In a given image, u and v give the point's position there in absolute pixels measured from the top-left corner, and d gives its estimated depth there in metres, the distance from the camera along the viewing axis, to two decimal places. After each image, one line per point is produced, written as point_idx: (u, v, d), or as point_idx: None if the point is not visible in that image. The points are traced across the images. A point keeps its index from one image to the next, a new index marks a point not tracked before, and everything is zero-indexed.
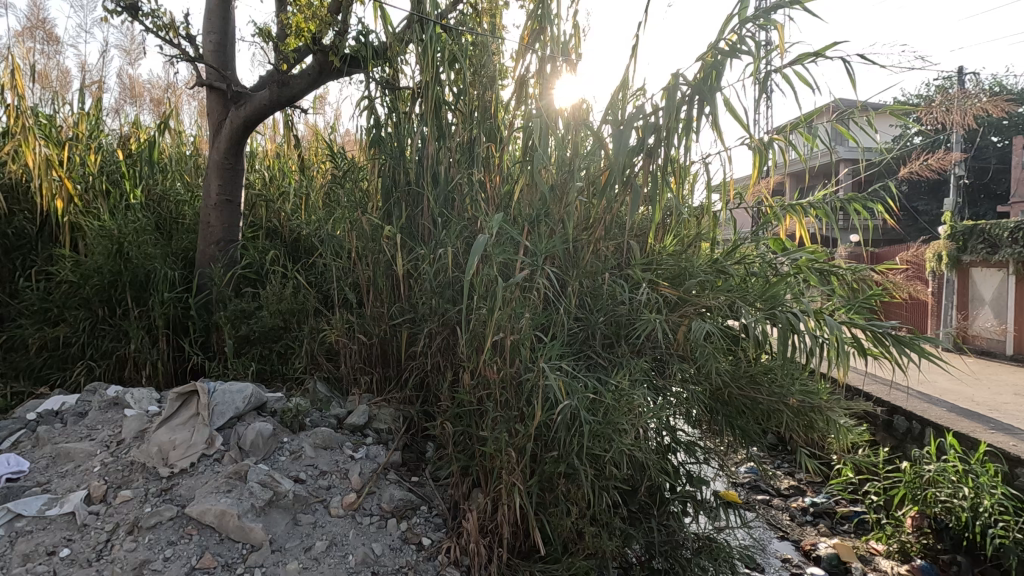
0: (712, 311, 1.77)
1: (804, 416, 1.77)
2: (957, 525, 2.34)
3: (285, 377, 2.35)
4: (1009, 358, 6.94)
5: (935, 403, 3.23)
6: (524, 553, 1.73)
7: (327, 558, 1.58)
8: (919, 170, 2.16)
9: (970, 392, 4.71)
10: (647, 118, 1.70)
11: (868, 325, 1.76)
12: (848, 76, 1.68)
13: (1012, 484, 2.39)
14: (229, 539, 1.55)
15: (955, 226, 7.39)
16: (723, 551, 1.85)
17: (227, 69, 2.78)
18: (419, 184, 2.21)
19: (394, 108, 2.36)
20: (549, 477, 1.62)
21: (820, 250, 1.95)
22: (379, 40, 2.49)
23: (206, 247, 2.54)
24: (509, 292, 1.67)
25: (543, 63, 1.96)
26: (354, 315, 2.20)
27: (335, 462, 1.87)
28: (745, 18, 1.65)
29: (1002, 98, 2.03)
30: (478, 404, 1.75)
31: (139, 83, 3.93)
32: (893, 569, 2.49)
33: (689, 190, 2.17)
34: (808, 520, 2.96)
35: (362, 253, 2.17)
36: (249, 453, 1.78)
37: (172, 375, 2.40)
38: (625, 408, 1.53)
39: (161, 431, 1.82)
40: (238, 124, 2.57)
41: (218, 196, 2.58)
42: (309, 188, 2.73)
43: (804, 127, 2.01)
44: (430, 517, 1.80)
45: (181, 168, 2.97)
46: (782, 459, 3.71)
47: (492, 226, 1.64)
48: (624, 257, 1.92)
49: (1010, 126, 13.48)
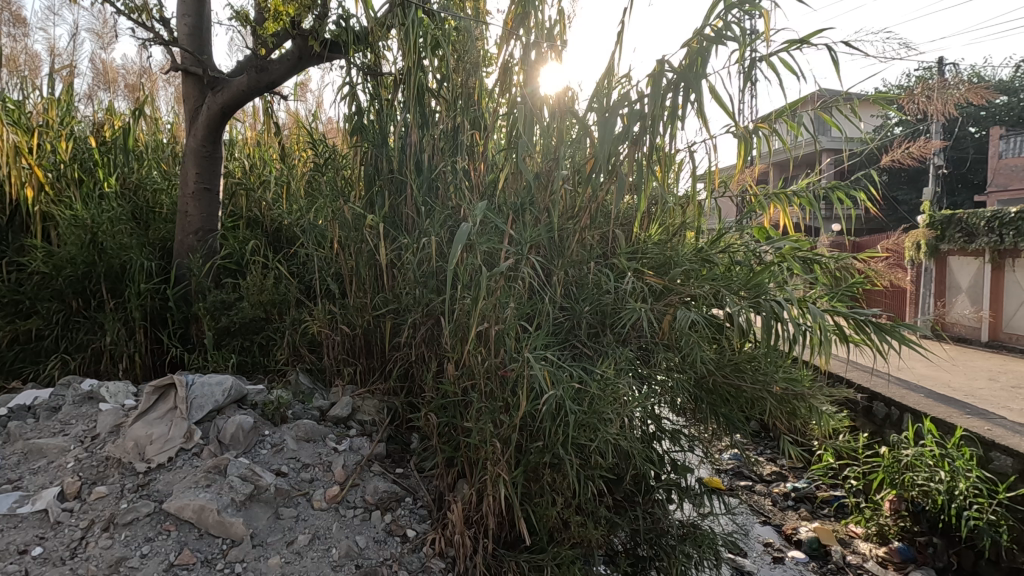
0: (697, 299, 1.78)
1: (787, 403, 1.80)
2: (933, 508, 2.40)
3: (266, 369, 2.30)
4: (984, 345, 7.12)
5: (914, 389, 3.28)
6: (509, 543, 1.72)
7: (310, 552, 1.57)
8: (901, 158, 2.15)
9: (947, 378, 4.84)
10: (632, 106, 1.66)
11: (850, 313, 1.77)
12: (834, 63, 1.67)
13: (988, 467, 2.44)
14: (209, 534, 1.53)
15: (934, 216, 7.58)
16: (707, 538, 1.84)
17: (204, 54, 2.68)
18: (402, 173, 2.17)
19: (375, 95, 2.32)
20: (534, 467, 1.61)
21: (804, 240, 1.97)
22: (360, 24, 2.41)
23: (184, 237, 2.47)
24: (494, 282, 1.65)
25: (527, 50, 1.91)
26: (336, 305, 2.16)
27: (319, 455, 1.84)
28: (731, 4, 1.63)
29: (981, 87, 2.03)
30: (462, 395, 1.73)
31: (113, 68, 3.81)
32: (871, 551, 2.52)
33: (674, 178, 2.16)
34: (789, 505, 3.00)
35: (345, 243, 2.11)
36: (229, 446, 1.75)
37: (151, 368, 2.34)
38: (610, 398, 1.53)
39: (138, 425, 1.78)
40: (215, 110, 2.48)
41: (195, 184, 2.50)
42: (291, 177, 2.68)
43: (787, 115, 1.96)
44: (415, 509, 1.80)
45: (157, 156, 2.89)
46: (765, 446, 3.77)
47: (476, 215, 1.61)
48: (610, 246, 1.91)
49: (987, 116, 13.79)
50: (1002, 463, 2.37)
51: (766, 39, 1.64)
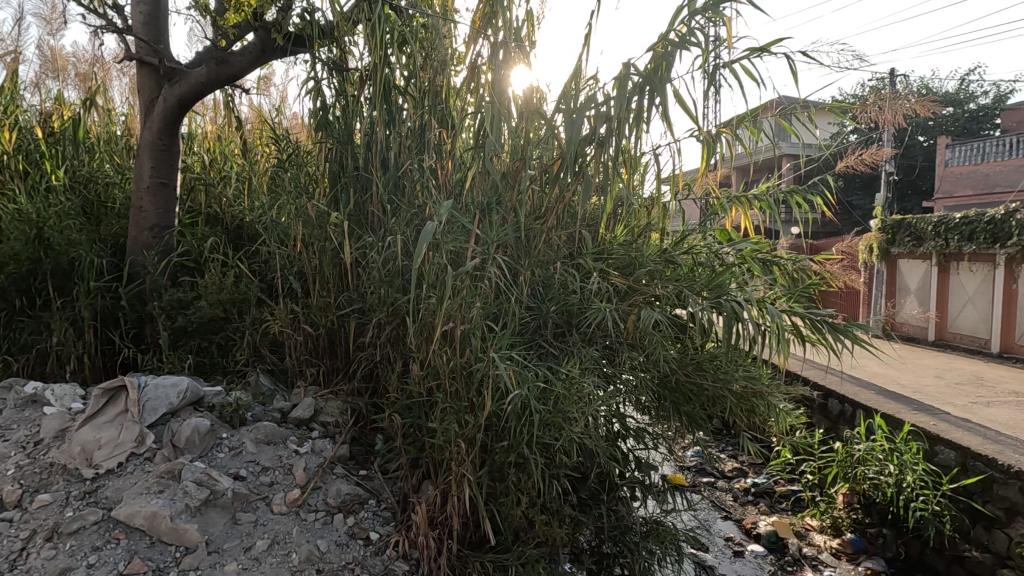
0: (661, 300, 1.81)
1: (746, 401, 1.84)
2: (883, 500, 2.51)
3: (225, 370, 2.24)
4: (931, 344, 7.47)
5: (866, 386, 3.42)
6: (474, 544, 1.72)
7: (269, 557, 1.53)
8: (854, 164, 2.24)
9: (896, 375, 5.07)
10: (599, 107, 1.68)
11: (806, 313, 1.82)
12: (792, 72, 1.72)
13: (932, 460, 2.56)
14: (161, 542, 1.47)
15: (886, 221, 7.94)
16: (669, 535, 1.87)
17: (160, 44, 2.58)
18: (368, 170, 2.13)
19: (341, 91, 2.28)
20: (499, 467, 1.61)
21: (763, 242, 2.03)
22: (326, 18, 2.37)
23: (138, 233, 2.37)
24: (460, 281, 1.64)
25: (495, 50, 1.90)
26: (299, 305, 2.11)
27: (279, 458, 1.80)
28: (694, 10, 1.66)
29: (928, 98, 2.13)
30: (427, 395, 1.71)
31: (62, 56, 3.63)
32: (826, 543, 2.61)
33: (639, 181, 2.20)
34: (749, 500, 3.08)
35: (308, 241, 2.06)
36: (184, 450, 1.70)
37: (101, 369, 2.24)
38: (575, 397, 1.54)
39: (85, 429, 1.70)
40: (172, 103, 2.38)
41: (151, 178, 2.41)
42: (252, 172, 2.61)
43: (749, 121, 2.01)
44: (378, 512, 1.77)
45: (110, 149, 2.76)
46: (726, 443, 3.86)
47: (441, 213, 1.60)
48: (577, 247, 1.93)
49: (934, 126, 14.49)
50: (946, 456, 2.49)
51: (729, 46, 1.68)
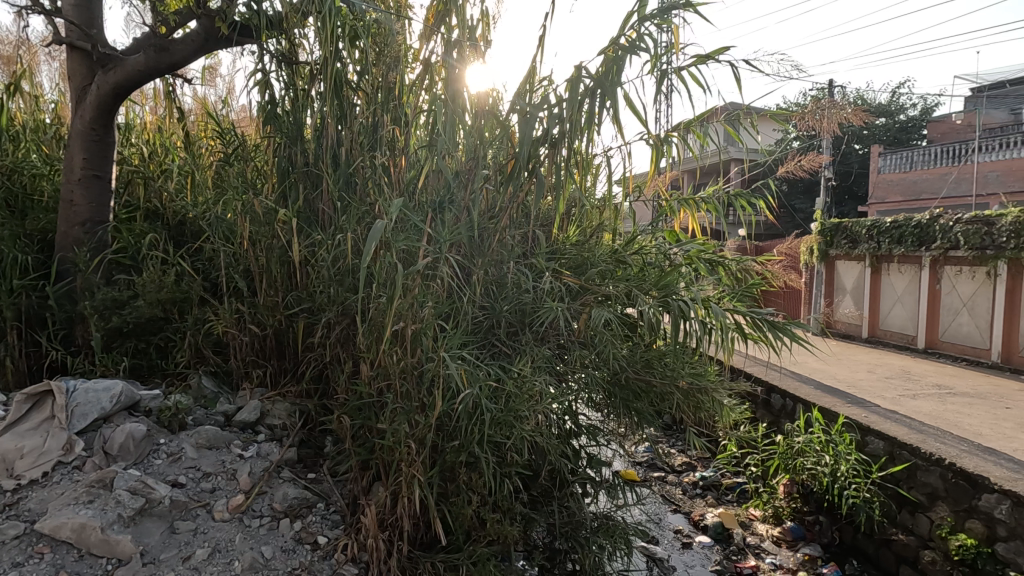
0: (611, 299, 1.85)
1: (693, 397, 1.90)
2: (820, 489, 2.64)
3: (165, 373, 2.14)
4: (865, 340, 7.91)
5: (805, 381, 3.59)
6: (425, 545, 1.71)
7: (209, 566, 1.47)
8: (794, 170, 2.34)
9: (833, 371, 5.35)
10: (551, 109, 1.70)
11: (749, 312, 1.90)
12: (737, 80, 1.79)
13: (864, 450, 2.72)
14: (90, 555, 1.39)
15: (824, 224, 8.36)
16: (619, 529, 1.91)
17: (93, 28, 2.44)
18: (318, 166, 2.08)
19: (290, 84, 2.22)
20: (450, 467, 1.60)
21: (710, 243, 2.09)
22: (274, 9, 2.29)
23: (68, 228, 2.23)
24: (411, 280, 1.62)
25: (448, 48, 1.90)
26: (244, 304, 2.03)
27: (221, 463, 1.72)
28: (643, 16, 1.70)
29: (860, 108, 2.26)
30: (378, 396, 1.69)
31: None
32: (768, 531, 2.74)
33: (592, 182, 2.23)
34: (697, 493, 3.19)
35: (254, 238, 2.00)
36: (117, 458, 1.62)
37: (26, 373, 2.10)
38: (526, 396, 1.55)
39: (5, 438, 1.59)
40: (106, 90, 2.25)
41: (82, 170, 2.27)
42: (195, 166, 2.49)
43: (697, 125, 2.07)
44: (327, 515, 1.73)
45: (38, 138, 2.58)
46: (676, 438, 3.98)
47: (391, 212, 1.58)
48: (530, 246, 1.95)
49: (869, 135, 15.36)
50: (876, 446, 2.65)
51: (676, 52, 1.73)
